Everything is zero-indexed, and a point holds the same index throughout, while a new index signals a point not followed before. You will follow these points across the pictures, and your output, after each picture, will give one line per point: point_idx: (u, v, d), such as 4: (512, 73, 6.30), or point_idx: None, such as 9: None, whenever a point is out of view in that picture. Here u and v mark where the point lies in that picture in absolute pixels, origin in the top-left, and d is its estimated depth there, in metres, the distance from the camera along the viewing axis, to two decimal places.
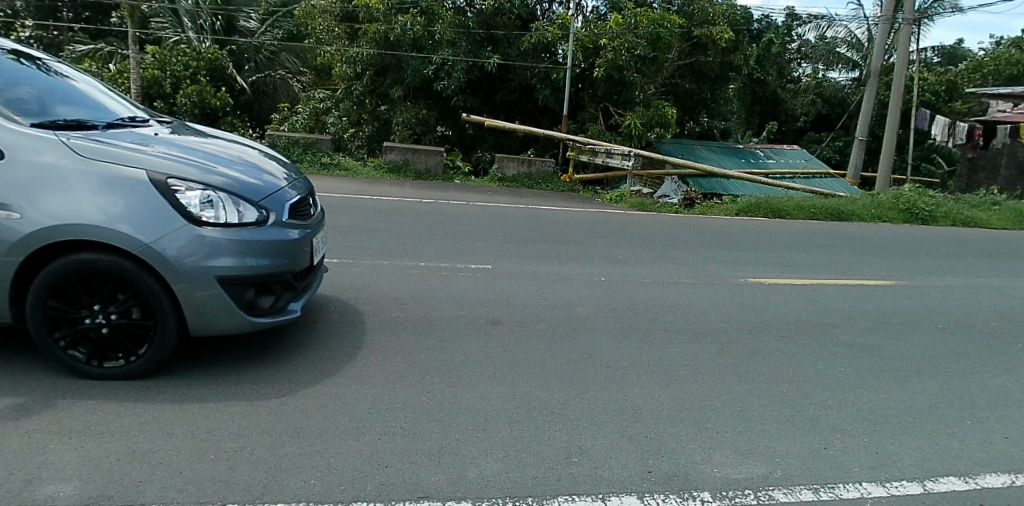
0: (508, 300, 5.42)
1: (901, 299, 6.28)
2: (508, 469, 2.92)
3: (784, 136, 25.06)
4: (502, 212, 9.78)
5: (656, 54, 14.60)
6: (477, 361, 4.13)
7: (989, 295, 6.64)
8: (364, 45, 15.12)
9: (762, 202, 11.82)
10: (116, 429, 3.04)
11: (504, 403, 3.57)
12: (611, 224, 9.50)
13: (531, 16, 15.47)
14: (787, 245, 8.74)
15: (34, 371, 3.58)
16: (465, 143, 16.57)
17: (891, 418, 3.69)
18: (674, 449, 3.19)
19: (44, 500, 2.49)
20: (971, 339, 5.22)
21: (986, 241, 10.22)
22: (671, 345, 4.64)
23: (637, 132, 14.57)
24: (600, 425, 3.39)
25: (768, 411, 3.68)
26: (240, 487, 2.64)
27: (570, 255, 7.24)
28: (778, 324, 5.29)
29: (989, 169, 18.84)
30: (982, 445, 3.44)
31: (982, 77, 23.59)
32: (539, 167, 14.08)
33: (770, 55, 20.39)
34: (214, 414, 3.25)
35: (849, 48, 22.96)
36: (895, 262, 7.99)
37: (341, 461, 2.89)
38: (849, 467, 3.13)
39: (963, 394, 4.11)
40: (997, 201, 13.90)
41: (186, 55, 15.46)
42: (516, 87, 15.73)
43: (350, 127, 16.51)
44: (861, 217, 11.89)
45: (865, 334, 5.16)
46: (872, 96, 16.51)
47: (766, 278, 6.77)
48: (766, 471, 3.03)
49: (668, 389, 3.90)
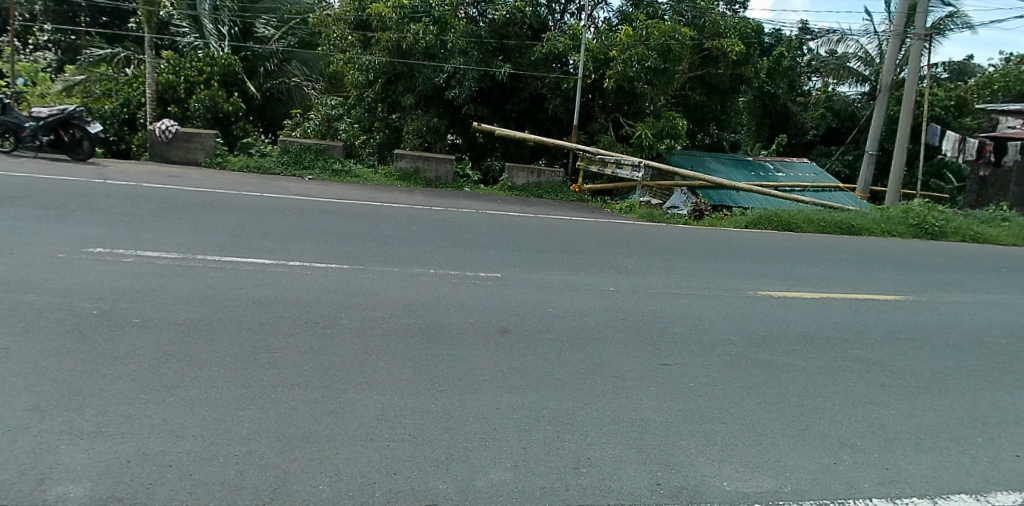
0: (518, 309, 5.44)
1: (910, 315, 6.25)
2: (517, 478, 2.91)
3: (793, 149, 25.07)
4: (512, 221, 9.83)
5: (666, 66, 14.56)
6: (486, 369, 4.14)
7: (999, 312, 6.61)
8: (377, 53, 15.24)
9: (772, 215, 11.82)
10: (125, 430, 3.06)
11: (513, 412, 3.57)
12: (620, 234, 9.53)
13: (543, 26, 15.40)
14: (797, 258, 8.71)
15: (48, 370, 3.62)
16: (475, 151, 16.63)
17: (902, 435, 3.66)
18: (684, 461, 3.17)
19: (54, 500, 2.50)
20: (981, 356, 5.18)
21: (996, 259, 10.14)
22: (683, 357, 4.63)
23: (648, 143, 14.56)
24: (610, 437, 3.37)
25: (778, 425, 3.66)
26: (249, 492, 2.65)
27: (580, 265, 7.28)
28: (789, 338, 5.26)
29: (999, 185, 19.16)
30: (997, 463, 3.41)
31: (992, 93, 23.01)
32: (548, 176, 14.07)
33: (781, 68, 20.20)
34: (224, 417, 3.26)
35: (860, 63, 23.44)
36: (906, 278, 7.93)
37: (349, 466, 2.90)
38: (860, 483, 3.10)
39: (975, 411, 4.08)
40: (1006, 218, 13.96)
41: (199, 60, 15.57)
42: (527, 97, 15.77)
43: (361, 134, 16.57)
44: (870, 231, 11.95)
45: (876, 350, 5.12)
46: (883, 108, 16.35)
47: (775, 291, 6.78)
48: (776, 485, 3.01)
49: (679, 400, 3.90)
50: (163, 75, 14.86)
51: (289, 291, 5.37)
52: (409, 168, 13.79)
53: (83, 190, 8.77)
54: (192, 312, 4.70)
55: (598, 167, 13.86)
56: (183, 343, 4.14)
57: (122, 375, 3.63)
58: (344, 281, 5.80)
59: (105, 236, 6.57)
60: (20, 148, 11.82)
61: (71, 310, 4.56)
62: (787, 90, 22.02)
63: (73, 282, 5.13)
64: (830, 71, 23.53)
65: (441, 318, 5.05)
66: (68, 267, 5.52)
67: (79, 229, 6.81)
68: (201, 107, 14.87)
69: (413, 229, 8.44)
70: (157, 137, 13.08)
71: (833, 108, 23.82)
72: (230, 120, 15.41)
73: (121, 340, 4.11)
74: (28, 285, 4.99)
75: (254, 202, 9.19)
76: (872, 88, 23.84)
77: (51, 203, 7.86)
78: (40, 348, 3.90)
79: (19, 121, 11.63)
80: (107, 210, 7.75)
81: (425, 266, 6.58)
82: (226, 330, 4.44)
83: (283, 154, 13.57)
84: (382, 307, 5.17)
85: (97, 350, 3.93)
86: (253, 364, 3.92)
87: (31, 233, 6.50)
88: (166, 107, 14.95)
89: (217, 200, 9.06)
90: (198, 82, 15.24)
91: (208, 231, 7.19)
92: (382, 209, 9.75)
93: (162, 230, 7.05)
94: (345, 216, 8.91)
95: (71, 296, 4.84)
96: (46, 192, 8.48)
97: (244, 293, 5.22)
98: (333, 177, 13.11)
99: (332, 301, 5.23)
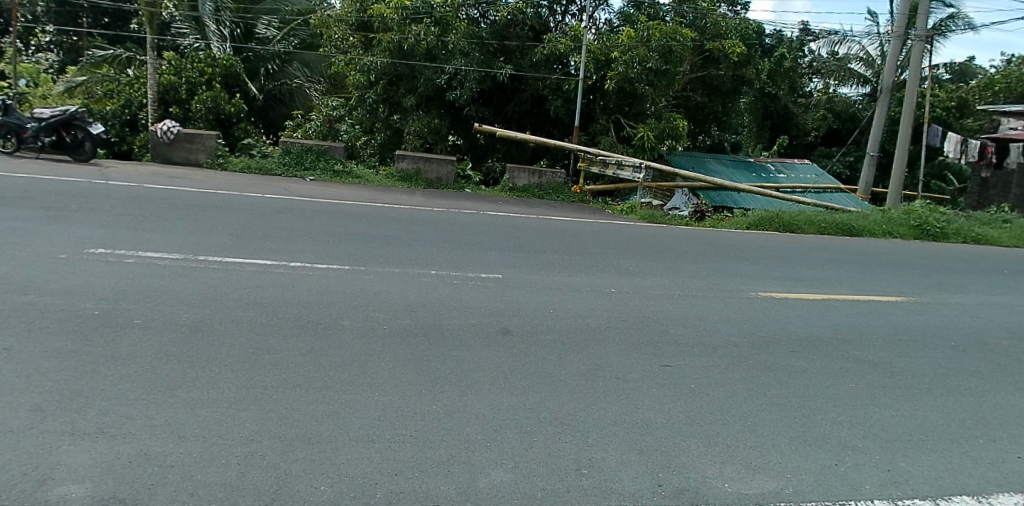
0: (518, 310, 5.43)
1: (912, 316, 6.25)
2: (518, 480, 2.91)
3: (794, 150, 25.06)
4: (513, 222, 9.84)
5: (667, 67, 14.56)
6: (487, 370, 4.14)
7: (1000, 313, 6.61)
8: (378, 54, 15.26)
9: (773, 216, 11.82)
10: (126, 430, 3.06)
11: (514, 414, 3.57)
12: (622, 235, 9.53)
13: (544, 27, 15.42)
14: (798, 259, 8.71)
15: (51, 371, 3.63)
16: (476, 152, 16.64)
17: (904, 436, 3.66)
18: (685, 462, 3.17)
19: (55, 500, 2.51)
20: (982, 357, 5.19)
21: (998, 260, 10.14)
22: (684, 358, 4.63)
23: (649, 144, 14.56)
24: (612, 438, 3.37)
25: (779, 427, 3.66)
26: (251, 492, 2.65)
27: (582, 266, 7.27)
28: (791, 339, 5.25)
29: (1001, 186, 19.30)
30: (999, 464, 3.41)
31: (993, 94, 23.00)
32: (549, 178, 14.08)
33: (783, 69, 20.18)
34: (226, 418, 3.26)
35: (861, 64, 23.43)
36: (908, 280, 7.92)
37: (350, 467, 2.90)
38: (862, 485, 3.09)
39: (977, 413, 4.07)
40: (1007, 219, 13.95)
41: (200, 61, 15.58)
42: (528, 98, 15.78)
43: (363, 135, 16.57)
44: (871, 232, 11.94)
45: (877, 351, 5.12)
46: (884, 110, 16.34)
47: (777, 292, 6.78)
48: (777, 486, 3.01)
49: (680, 402, 3.90)
50: (164, 76, 14.88)
51: (290, 292, 5.38)
52: (410, 169, 13.81)
53: (84, 191, 8.78)
54: (194, 313, 4.71)
55: (600, 168, 13.86)
56: (185, 344, 4.15)
57: (124, 375, 3.64)
58: (345, 282, 5.81)
59: (106, 237, 6.58)
60: (23, 148, 11.85)
61: (73, 310, 4.57)
62: (788, 92, 22.02)
63: (74, 283, 5.14)
64: (831, 72, 23.53)
65: (442, 319, 5.05)
66: (70, 267, 5.53)
67: (81, 229, 6.83)
68: (203, 108, 14.86)
69: (415, 230, 8.44)
70: (159, 138, 13.11)
71: (834, 109, 23.84)
72: (232, 121, 15.44)
73: (123, 341, 4.12)
74: (30, 286, 5.00)
75: (255, 203, 9.20)
76: (873, 89, 23.83)
77: (53, 203, 7.87)
78: (42, 348, 3.91)
79: (21, 123, 11.66)
80: (109, 211, 7.76)
81: (426, 267, 6.58)
82: (227, 331, 4.44)
83: (285, 155, 13.61)
84: (383, 308, 5.18)
85: (98, 351, 3.94)
86: (254, 365, 3.92)
87: (33, 233, 6.51)
88: (167, 108, 14.98)
89: (218, 201, 9.06)
90: (199, 83, 15.27)
91: (210, 232, 7.21)
92: (382, 210, 9.76)
93: (164, 231, 7.05)
94: (346, 217, 8.91)
95: (73, 297, 4.85)
96: (48, 192, 8.50)
97: (245, 294, 5.23)
98: (334, 178, 13.12)
99: (333, 302, 5.23)
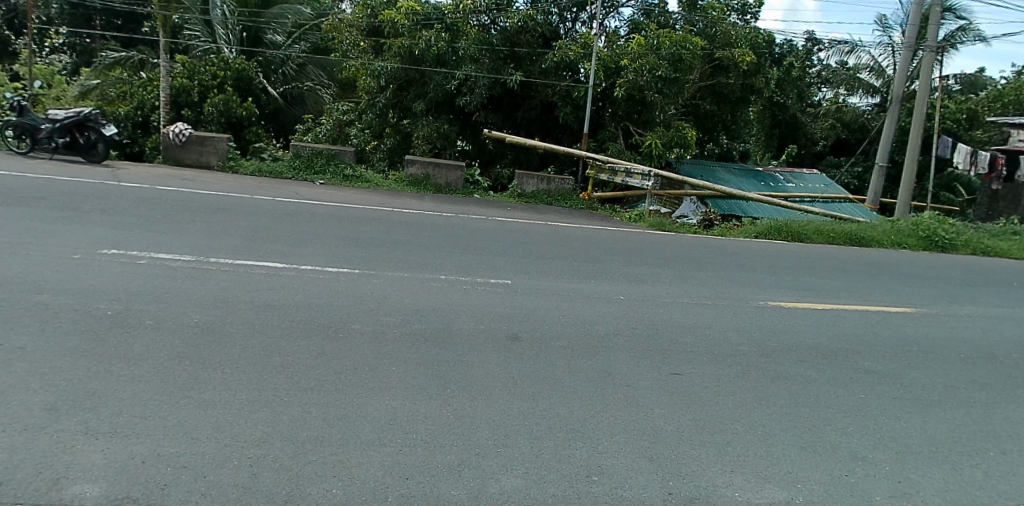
0: (527, 316, 5.45)
1: (921, 327, 6.23)
2: (530, 486, 2.92)
3: (802, 159, 25.01)
4: (520, 228, 9.86)
5: (677, 75, 14.55)
6: (499, 376, 4.15)
7: (1011, 325, 6.59)
8: (388, 59, 15.40)
9: (781, 225, 11.78)
10: (140, 430, 3.09)
11: (524, 420, 3.56)
12: (630, 242, 9.55)
13: (554, 34, 15.57)
14: (807, 268, 8.70)
15: (66, 371, 3.66)
16: (485, 158, 16.69)
17: (916, 448, 3.64)
18: (695, 471, 3.17)
19: (70, 499, 2.53)
20: (993, 369, 5.17)
21: (1008, 272, 10.11)
22: (693, 366, 4.63)
23: (657, 152, 14.58)
24: (623, 445, 3.37)
25: (788, 437, 3.64)
26: (263, 495, 2.66)
27: (591, 272, 7.31)
28: (802, 349, 5.24)
29: (1010, 199, 19.40)
30: (1010, 476, 3.39)
31: (1002, 106, 23.35)
32: (558, 184, 14.15)
33: (791, 78, 20.22)
34: (238, 420, 3.27)
35: (871, 74, 23.72)
36: (917, 290, 7.90)
37: (363, 469, 2.92)
38: (872, 495, 3.08)
39: (986, 425, 4.05)
40: (1017, 231, 13.90)
41: (213, 65, 15.73)
42: (538, 105, 15.85)
43: (372, 140, 16.80)
44: (880, 242, 11.91)
45: (889, 363, 5.09)
46: (894, 120, 16.25)
47: (787, 301, 6.76)
48: (788, 497, 3.00)
49: (690, 411, 3.88)
50: (177, 79, 15.12)
51: (301, 295, 5.41)
52: (419, 174, 13.85)
53: (95, 193, 8.82)
54: (206, 314, 4.74)
55: (609, 175, 13.94)
56: (197, 345, 4.18)
57: (138, 376, 3.66)
58: (354, 285, 5.83)
59: (119, 238, 6.65)
60: (36, 150, 11.96)
61: (86, 310, 4.61)
62: (797, 101, 21.89)
63: (89, 283, 5.20)
64: (841, 82, 23.81)
65: (453, 324, 5.06)
66: (84, 267, 5.59)
67: (94, 230, 6.89)
68: (215, 110, 14.95)
69: (423, 234, 8.48)
70: (170, 140, 13.20)
71: (843, 119, 23.80)
72: (243, 124, 15.46)
73: (137, 341, 4.16)
74: (43, 286, 5.04)
75: (265, 206, 9.24)
76: (882, 99, 24.11)
77: (66, 204, 7.95)
78: (56, 348, 3.94)
79: (36, 124, 11.76)
80: (120, 211, 7.83)
81: (435, 272, 6.60)
82: (240, 332, 4.47)
83: (295, 159, 13.69)
84: (393, 313, 5.19)
85: (111, 352, 3.96)
86: (264, 367, 3.94)
87: (46, 234, 6.56)
88: (180, 110, 15.15)
89: (228, 203, 9.12)
90: (212, 87, 15.41)
91: (220, 234, 7.23)
92: (391, 214, 9.78)
93: (175, 233, 7.10)
94: (355, 221, 8.94)
95: (86, 297, 4.88)
96: (60, 193, 8.54)
97: (256, 296, 5.26)
98: (344, 182, 13.17)
99: (343, 305, 5.26)
